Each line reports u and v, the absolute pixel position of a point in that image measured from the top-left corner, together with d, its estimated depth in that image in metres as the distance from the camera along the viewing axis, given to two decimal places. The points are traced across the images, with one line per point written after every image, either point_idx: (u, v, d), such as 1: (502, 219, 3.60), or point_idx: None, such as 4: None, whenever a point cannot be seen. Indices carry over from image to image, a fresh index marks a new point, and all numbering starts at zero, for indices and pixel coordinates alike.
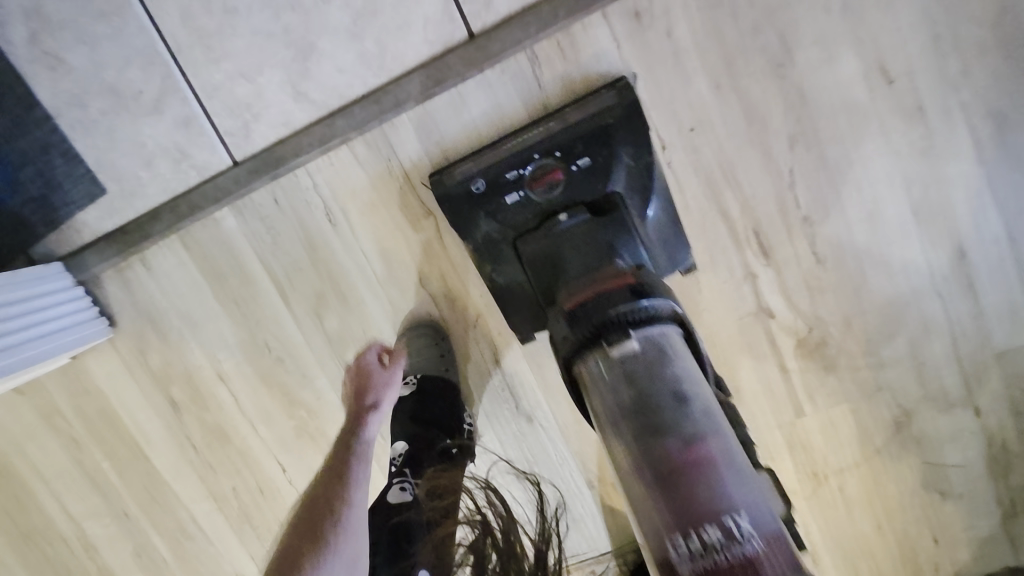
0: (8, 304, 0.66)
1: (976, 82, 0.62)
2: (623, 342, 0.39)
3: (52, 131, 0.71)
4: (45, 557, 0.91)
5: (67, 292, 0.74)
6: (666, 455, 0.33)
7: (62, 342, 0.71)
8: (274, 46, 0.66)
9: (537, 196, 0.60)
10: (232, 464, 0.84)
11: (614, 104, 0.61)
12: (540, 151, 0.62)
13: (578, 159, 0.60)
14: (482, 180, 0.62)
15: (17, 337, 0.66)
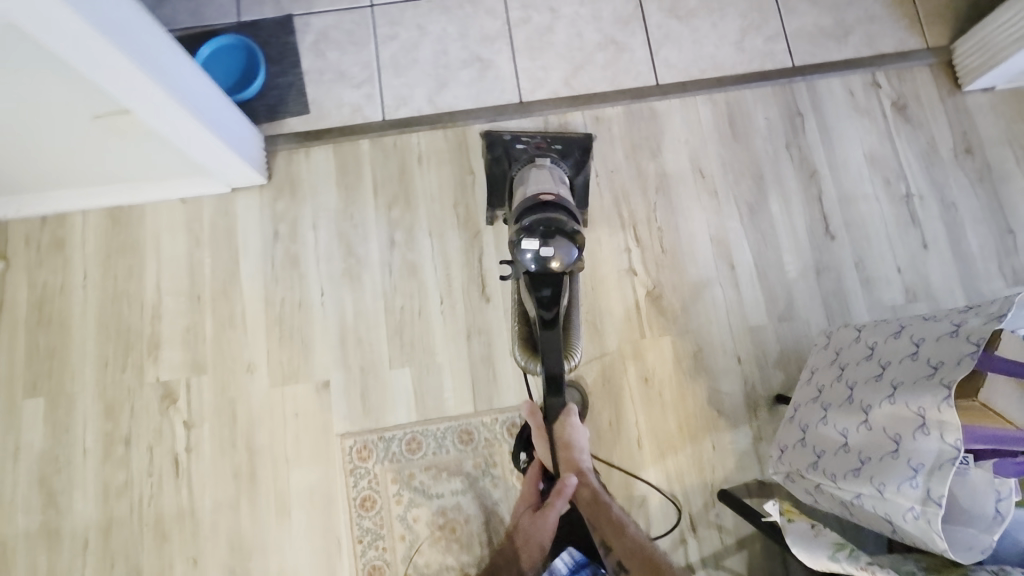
0: (218, 105, 1.12)
1: (741, 187, 1.32)
2: (540, 161, 1.21)
3: (298, 78, 1.36)
4: (119, 314, 1.27)
5: (244, 129, 1.23)
6: (532, 175, 1.17)
7: (230, 146, 1.17)
8: (429, 79, 1.37)
9: (530, 148, 1.26)
10: (290, 282, 1.29)
11: (583, 137, 1.28)
12: (542, 136, 1.27)
13: (555, 146, 1.27)
14: (509, 136, 1.27)
15: (216, 121, 1.11)
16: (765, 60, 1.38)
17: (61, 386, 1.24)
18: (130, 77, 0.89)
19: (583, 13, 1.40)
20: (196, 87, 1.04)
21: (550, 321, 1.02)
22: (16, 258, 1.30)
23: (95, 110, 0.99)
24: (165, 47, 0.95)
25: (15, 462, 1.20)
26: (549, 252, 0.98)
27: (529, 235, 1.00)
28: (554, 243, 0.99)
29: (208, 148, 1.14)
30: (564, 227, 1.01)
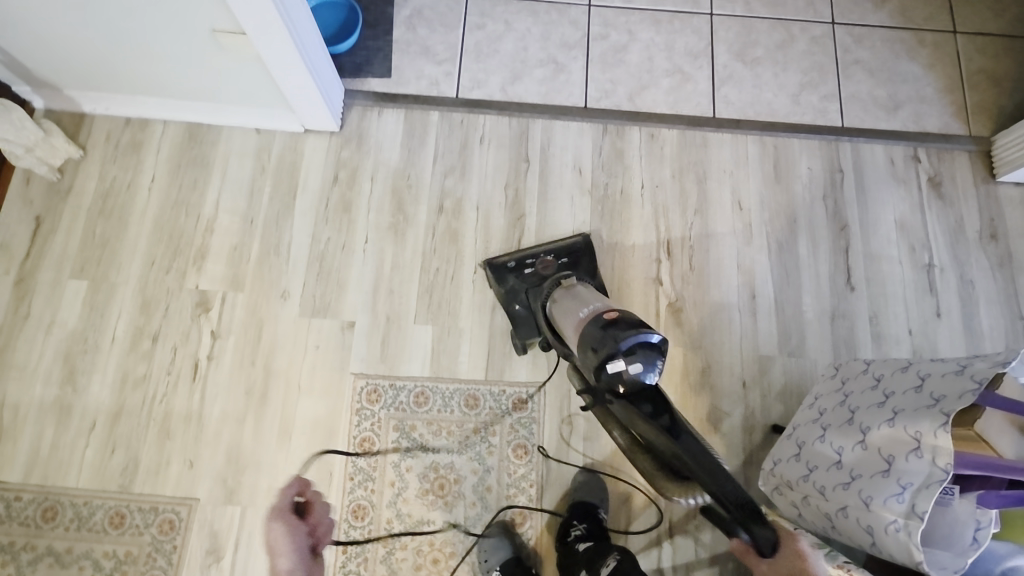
0: (324, 65, 1.26)
1: (775, 224, 1.39)
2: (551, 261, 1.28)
3: (388, 46, 1.48)
4: (176, 220, 1.34)
5: (337, 91, 1.37)
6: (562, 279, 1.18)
7: (323, 102, 1.31)
8: (505, 69, 1.48)
9: (543, 265, 1.28)
10: (338, 225, 1.36)
11: (580, 241, 1.33)
12: (547, 253, 1.32)
13: (563, 258, 1.31)
14: (517, 261, 1.31)
15: (319, 77, 1.25)
16: (817, 115, 1.47)
17: (106, 274, 1.30)
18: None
19: (657, 42, 1.51)
20: (297, 12, 1.10)
21: (671, 428, 0.78)
22: (94, 150, 1.39)
23: (205, 14, 1.06)
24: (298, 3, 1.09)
25: (46, 334, 1.26)
26: (639, 370, 0.85)
27: (614, 355, 0.86)
28: (643, 357, 0.86)
29: (293, 75, 1.20)
30: (650, 342, 0.87)
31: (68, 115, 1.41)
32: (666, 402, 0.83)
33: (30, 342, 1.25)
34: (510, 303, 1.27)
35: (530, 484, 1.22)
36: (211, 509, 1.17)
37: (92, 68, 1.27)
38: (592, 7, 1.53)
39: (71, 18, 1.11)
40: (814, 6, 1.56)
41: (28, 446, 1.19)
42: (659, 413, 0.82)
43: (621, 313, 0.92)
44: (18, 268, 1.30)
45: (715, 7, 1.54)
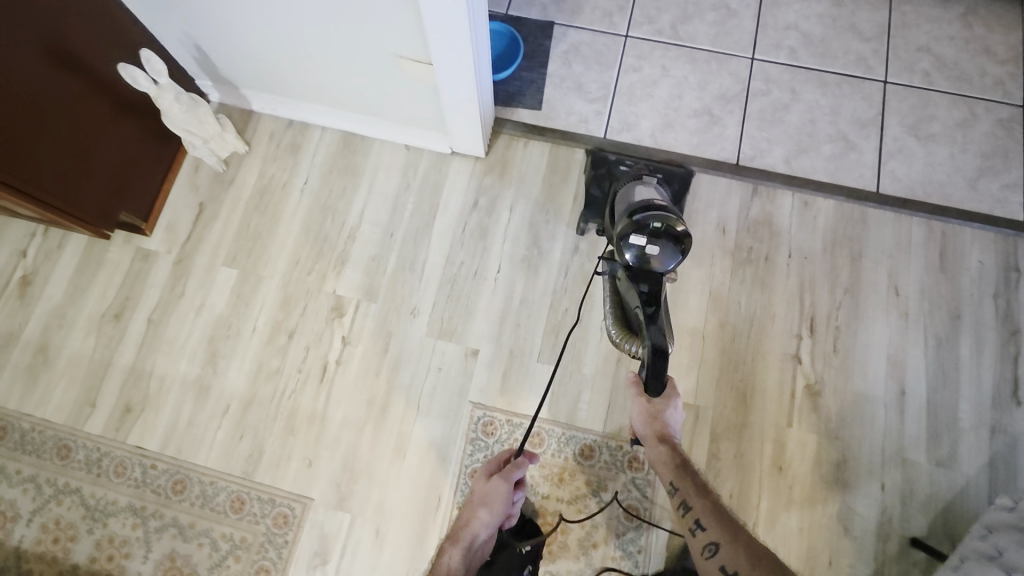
0: (488, 93, 1.28)
1: (933, 318, 1.29)
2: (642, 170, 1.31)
3: (542, 78, 1.49)
4: (322, 224, 1.40)
5: (490, 115, 1.37)
6: (639, 187, 1.19)
7: (479, 128, 1.32)
8: (657, 115, 1.45)
9: (630, 167, 1.34)
10: (474, 250, 1.37)
11: (681, 171, 1.36)
12: (638, 162, 1.36)
13: (652, 171, 1.33)
14: (611, 157, 1.38)
15: (482, 104, 1.26)
16: (995, 205, 1.35)
17: (254, 266, 1.37)
18: (449, 19, 0.97)
19: (821, 104, 1.44)
20: (482, 46, 1.11)
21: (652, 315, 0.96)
22: (258, 147, 1.47)
23: (398, 41, 1.09)
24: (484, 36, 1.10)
25: (196, 315, 1.34)
26: (655, 252, 1.02)
27: (640, 231, 1.02)
28: (661, 243, 1.02)
29: (462, 104, 1.22)
30: (672, 233, 1.03)
31: (238, 110, 1.50)
32: (659, 288, 1.01)
33: (181, 321, 1.33)
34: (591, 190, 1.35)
35: (638, 550, 1.19)
36: (324, 511, 1.21)
37: (273, 73, 1.34)
38: (755, 61, 1.48)
39: (274, 28, 1.17)
40: (1002, 85, 1.44)
41: (168, 418, 1.27)
42: (650, 299, 0.99)
43: (659, 204, 1.07)
44: (178, 250, 1.39)
45: (890, 75, 1.45)
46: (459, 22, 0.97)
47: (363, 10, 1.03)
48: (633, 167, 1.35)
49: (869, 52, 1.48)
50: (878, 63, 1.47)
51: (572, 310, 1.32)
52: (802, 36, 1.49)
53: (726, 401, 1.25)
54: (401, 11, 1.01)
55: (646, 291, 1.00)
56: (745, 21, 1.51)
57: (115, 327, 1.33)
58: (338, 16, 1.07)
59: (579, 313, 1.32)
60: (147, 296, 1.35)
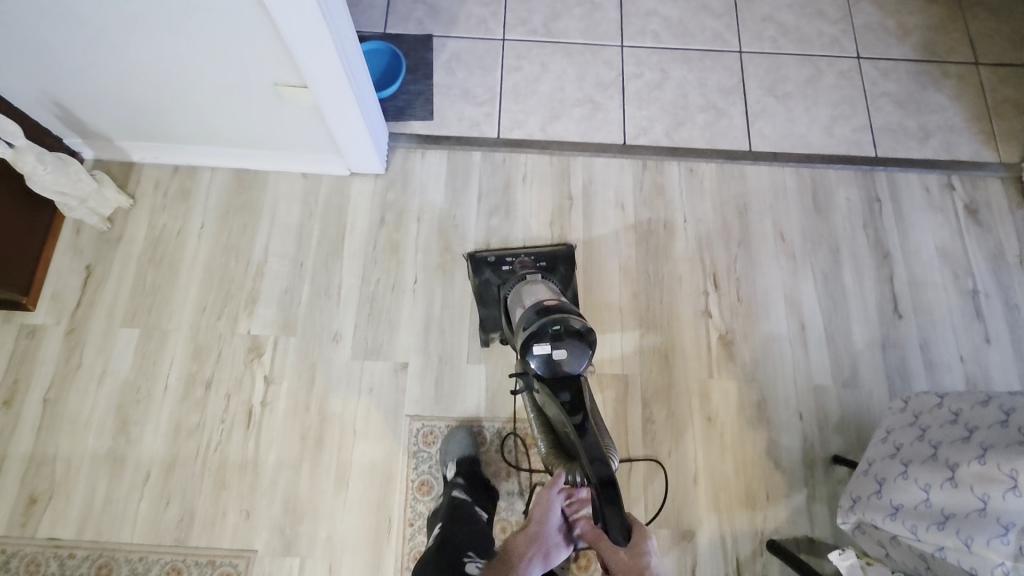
0: (373, 111, 1.29)
1: (818, 256, 1.41)
2: (529, 270, 1.27)
3: (428, 89, 1.51)
4: (226, 265, 1.35)
5: (382, 134, 1.39)
6: (528, 287, 1.19)
7: (373, 146, 1.33)
8: (544, 109, 1.51)
9: (517, 267, 1.29)
10: (388, 266, 1.36)
11: (564, 250, 1.33)
12: (522, 257, 1.31)
13: (540, 262, 1.31)
14: (493, 255, 1.31)
15: (369, 123, 1.27)
16: (852, 146, 1.50)
17: (158, 321, 1.30)
18: (315, 40, 0.99)
19: (690, 79, 1.55)
20: (356, 67, 1.14)
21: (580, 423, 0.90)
22: (144, 198, 1.40)
23: (269, 70, 1.09)
24: (355, 53, 1.12)
25: (98, 384, 1.24)
26: (564, 355, 0.99)
27: (542, 338, 1.01)
28: (567, 344, 1.00)
29: (349, 127, 1.24)
30: (577, 332, 1.02)
31: (114, 164, 1.42)
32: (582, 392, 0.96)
33: (81, 394, 1.23)
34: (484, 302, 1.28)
35: None
36: (270, 560, 1.15)
37: (148, 122, 1.30)
38: (625, 47, 1.57)
39: (138, 73, 1.14)
40: (839, 42, 1.60)
41: (82, 500, 1.17)
42: (574, 406, 0.94)
43: (556, 304, 1.08)
44: (69, 318, 1.29)
45: (744, 44, 1.59)
46: (326, 43, 1.00)
47: (228, 44, 1.03)
48: (516, 266, 1.30)
49: (722, 26, 1.61)
50: (733, 36, 1.60)
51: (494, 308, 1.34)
52: (662, 20, 1.61)
53: (649, 367, 1.31)
54: (263, 39, 1.01)
55: (567, 400, 0.94)
56: (609, 12, 1.61)
57: (6, 415, 1.22)
58: (202, 54, 1.06)
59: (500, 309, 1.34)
60: (39, 374, 1.25)
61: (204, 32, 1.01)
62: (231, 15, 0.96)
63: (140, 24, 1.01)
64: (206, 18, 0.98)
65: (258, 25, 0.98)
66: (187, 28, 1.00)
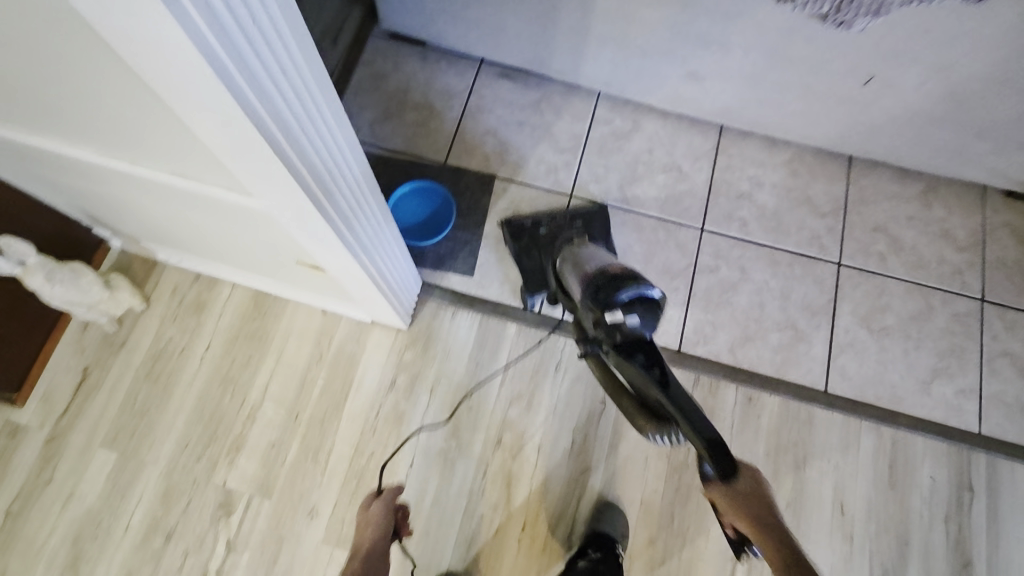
0: (402, 275, 1.17)
1: (881, 547, 1.18)
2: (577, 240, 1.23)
3: (476, 240, 1.37)
4: (219, 400, 1.26)
5: (412, 294, 1.27)
6: (563, 262, 1.16)
7: (397, 307, 1.20)
8: None
9: (554, 231, 1.34)
10: (386, 438, 1.24)
11: (596, 207, 1.38)
12: (557, 219, 1.36)
13: (577, 222, 1.36)
14: (530, 220, 1.35)
15: (391, 293, 1.14)
16: (950, 413, 1.25)
17: (138, 449, 1.22)
18: (328, 245, 0.85)
19: (772, 286, 1.33)
20: (381, 246, 0.99)
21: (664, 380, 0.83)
22: (157, 303, 1.32)
23: (282, 249, 0.97)
24: (384, 239, 0.99)
25: (63, 507, 1.18)
26: (636, 324, 0.87)
27: (613, 307, 0.88)
28: (641, 311, 0.87)
29: (367, 296, 1.11)
30: (648, 298, 0.88)
31: (140, 259, 1.35)
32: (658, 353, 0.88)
33: (45, 514, 1.18)
34: (523, 262, 1.32)
35: None
36: None
37: (170, 240, 1.23)
38: (704, 233, 1.38)
39: (145, 208, 1.02)
40: (961, 275, 1.35)
41: None
42: (652, 365, 0.85)
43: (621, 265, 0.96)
44: (52, 425, 1.23)
45: (846, 257, 1.36)
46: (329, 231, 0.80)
47: (236, 223, 0.90)
48: (549, 228, 1.35)
49: (823, 229, 1.38)
50: (832, 242, 1.37)
51: (490, 520, 1.20)
52: (755, 207, 1.39)
53: None
54: (276, 235, 0.90)
55: (644, 360, 0.86)
56: (695, 186, 1.42)
57: None
58: (215, 226, 0.97)
59: (495, 522, 1.20)
60: (10, 482, 1.20)
61: (215, 218, 0.91)
62: (238, 213, 0.83)
63: (148, 197, 0.91)
64: (214, 210, 0.86)
65: (265, 221, 0.83)
66: (189, 202, 0.86)
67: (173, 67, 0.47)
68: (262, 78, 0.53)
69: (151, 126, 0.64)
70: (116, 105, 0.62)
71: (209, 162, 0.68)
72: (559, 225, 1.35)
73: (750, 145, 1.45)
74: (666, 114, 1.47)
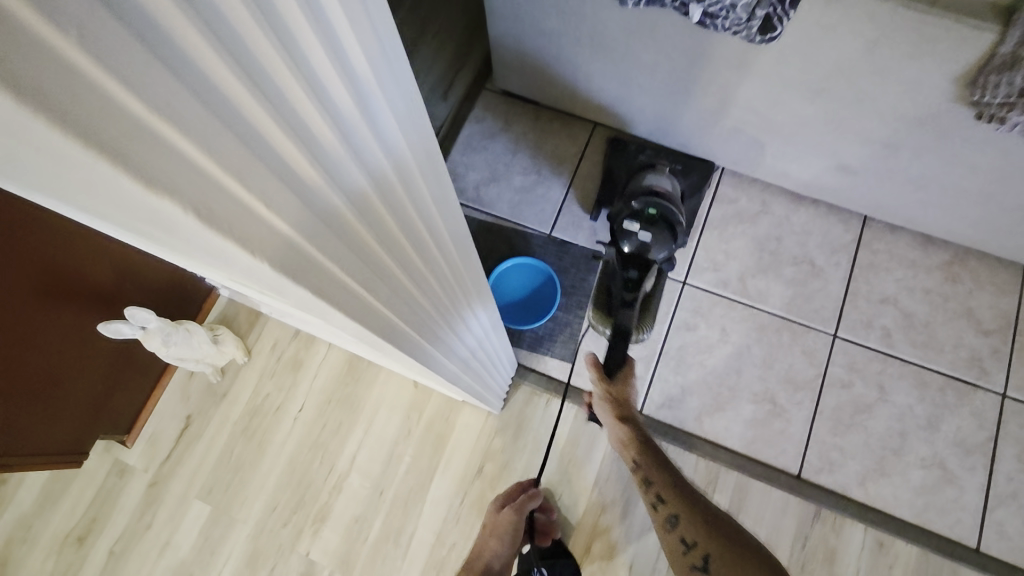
0: (499, 365, 1.06)
1: None
2: (665, 170, 1.19)
3: (577, 323, 1.29)
4: (308, 465, 1.25)
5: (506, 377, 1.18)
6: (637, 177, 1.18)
7: (489, 396, 1.10)
8: (706, 391, 1.22)
9: (654, 158, 1.30)
10: (470, 528, 1.19)
11: (705, 159, 1.29)
12: (664, 152, 1.30)
13: (676, 165, 1.29)
14: (633, 146, 1.32)
15: (487, 387, 1.03)
16: None
17: (229, 505, 1.24)
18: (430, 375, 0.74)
19: (916, 412, 1.16)
20: (483, 355, 0.88)
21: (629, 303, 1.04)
22: (257, 357, 1.34)
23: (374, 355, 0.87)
24: (487, 347, 0.88)
25: (159, 554, 1.23)
26: (646, 239, 1.04)
27: (631, 218, 1.05)
28: (654, 233, 1.04)
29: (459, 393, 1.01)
30: (667, 221, 1.05)
31: (244, 310, 1.37)
32: (645, 275, 1.06)
33: (144, 559, 1.23)
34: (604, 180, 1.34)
35: None
36: None
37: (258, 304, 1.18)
38: (837, 340, 1.22)
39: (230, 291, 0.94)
40: None
41: None
42: (632, 285, 1.07)
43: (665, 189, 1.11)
44: (155, 470, 1.28)
45: (1013, 387, 1.15)
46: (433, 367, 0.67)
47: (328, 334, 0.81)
48: (648, 155, 1.31)
49: (985, 349, 1.18)
50: (996, 368, 1.17)
51: None
52: (902, 315, 1.22)
53: None
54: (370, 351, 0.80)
55: (633, 277, 1.06)
56: (831, 283, 1.26)
57: (76, 551, 1.24)
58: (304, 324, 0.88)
59: None
60: (114, 522, 1.25)
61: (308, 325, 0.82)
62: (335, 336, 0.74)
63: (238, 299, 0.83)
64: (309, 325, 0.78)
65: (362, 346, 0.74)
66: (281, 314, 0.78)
67: (270, 285, 0.34)
68: (378, 265, 0.40)
69: (248, 286, 0.54)
70: (209, 268, 0.53)
71: (307, 317, 0.58)
72: (662, 157, 1.29)
73: (900, 240, 1.26)
74: (801, 197, 1.32)
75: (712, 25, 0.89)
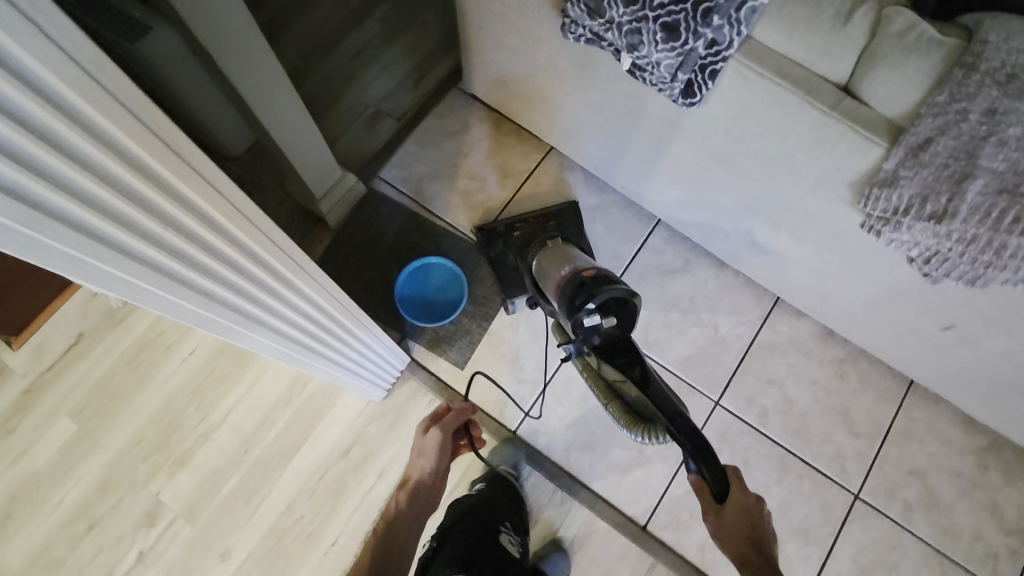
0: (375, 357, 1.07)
1: None
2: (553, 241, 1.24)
3: (480, 333, 1.30)
4: (183, 408, 1.26)
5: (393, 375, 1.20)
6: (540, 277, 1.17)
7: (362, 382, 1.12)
8: (582, 428, 1.24)
9: (523, 229, 1.34)
10: (321, 506, 1.20)
11: (567, 204, 1.36)
12: (526, 220, 1.35)
13: (549, 224, 1.33)
14: (504, 223, 1.35)
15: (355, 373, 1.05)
16: None
17: (96, 428, 1.25)
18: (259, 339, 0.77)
19: (771, 494, 1.19)
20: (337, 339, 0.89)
21: (642, 378, 0.80)
22: None
23: None
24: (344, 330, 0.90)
25: (14, 460, 1.23)
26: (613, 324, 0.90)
27: (589, 312, 0.92)
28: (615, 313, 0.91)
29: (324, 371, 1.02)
30: (622, 298, 0.93)
31: None
32: (634, 351, 0.87)
33: None
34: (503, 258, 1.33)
35: None
36: None
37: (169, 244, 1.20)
38: (718, 408, 1.25)
39: None
40: (996, 561, 1.15)
41: None
42: (631, 362, 0.84)
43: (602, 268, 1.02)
44: (33, 377, 1.28)
45: (867, 491, 1.19)
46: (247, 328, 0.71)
47: None
48: (518, 225, 1.34)
49: (851, 450, 1.21)
50: (857, 469, 1.20)
51: None
52: (784, 398, 1.25)
53: None
54: None
55: (621, 360, 0.85)
56: (727, 353, 1.28)
57: None
58: None
59: None
60: None
61: None
62: None
63: None
64: None
65: None
66: None
67: None
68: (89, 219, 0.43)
69: None
70: None
71: None
72: (535, 219, 1.34)
73: (802, 328, 1.30)
74: (723, 265, 1.35)
75: (641, 77, 0.90)
